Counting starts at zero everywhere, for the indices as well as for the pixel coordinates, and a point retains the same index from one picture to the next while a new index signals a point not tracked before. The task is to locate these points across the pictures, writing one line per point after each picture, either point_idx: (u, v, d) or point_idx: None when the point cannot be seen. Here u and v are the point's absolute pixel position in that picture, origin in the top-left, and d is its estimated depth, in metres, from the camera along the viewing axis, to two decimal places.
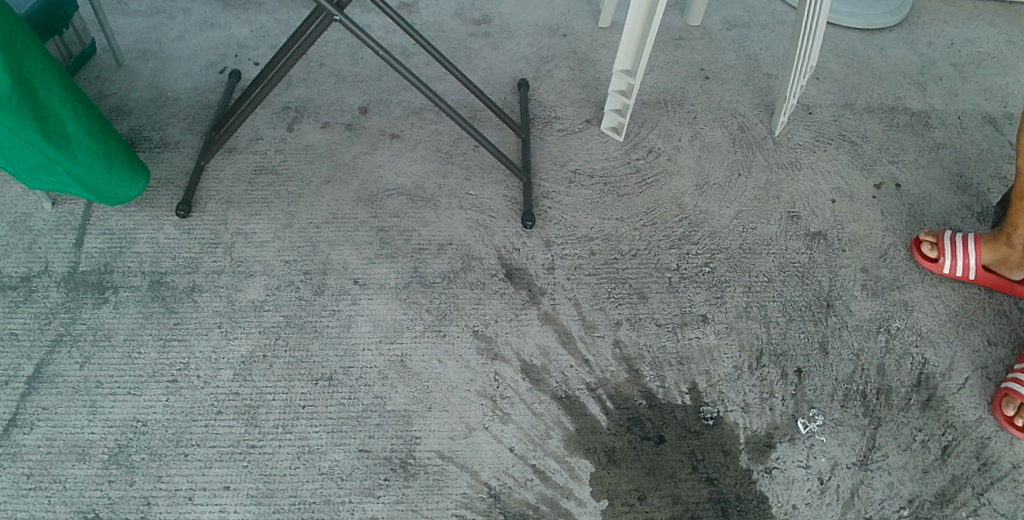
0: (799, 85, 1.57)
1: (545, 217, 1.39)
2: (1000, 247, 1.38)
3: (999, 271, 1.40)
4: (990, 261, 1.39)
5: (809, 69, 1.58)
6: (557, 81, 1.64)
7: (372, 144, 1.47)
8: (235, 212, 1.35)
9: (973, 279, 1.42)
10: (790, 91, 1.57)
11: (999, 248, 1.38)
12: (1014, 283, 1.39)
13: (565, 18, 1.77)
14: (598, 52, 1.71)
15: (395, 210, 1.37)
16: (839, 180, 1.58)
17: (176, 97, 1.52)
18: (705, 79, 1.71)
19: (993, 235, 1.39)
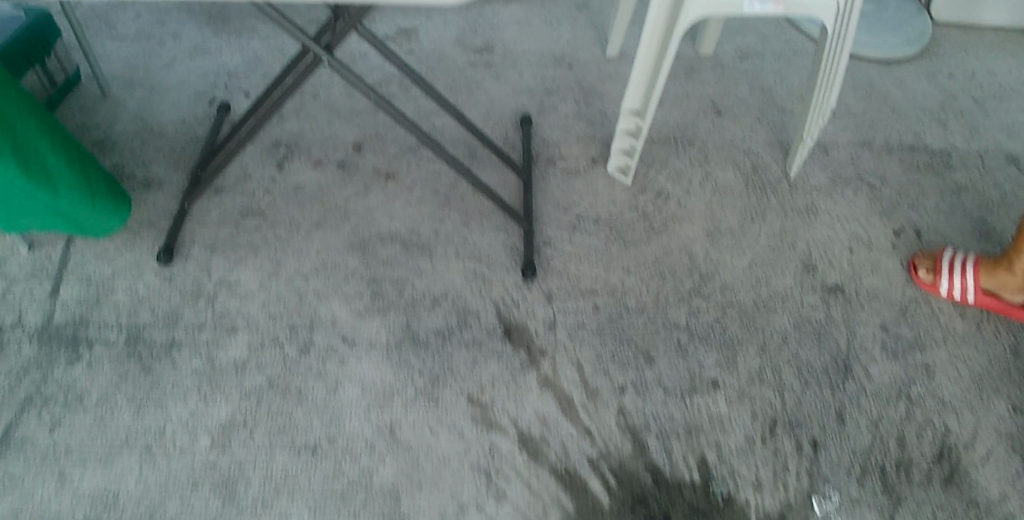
0: (820, 126, 1.47)
1: (546, 267, 1.31)
2: (1000, 272, 1.35)
3: (999, 294, 1.38)
4: (989, 286, 1.37)
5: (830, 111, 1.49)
6: (562, 116, 1.56)
7: (366, 185, 1.39)
8: (220, 259, 1.28)
9: (973, 302, 1.40)
10: (807, 133, 1.49)
11: (999, 273, 1.35)
12: (1014, 306, 1.37)
13: (571, 46, 1.69)
14: (605, 85, 1.63)
15: (388, 259, 1.29)
16: (857, 227, 1.50)
17: (163, 130, 1.45)
18: (718, 114, 1.63)
19: (995, 260, 1.37)
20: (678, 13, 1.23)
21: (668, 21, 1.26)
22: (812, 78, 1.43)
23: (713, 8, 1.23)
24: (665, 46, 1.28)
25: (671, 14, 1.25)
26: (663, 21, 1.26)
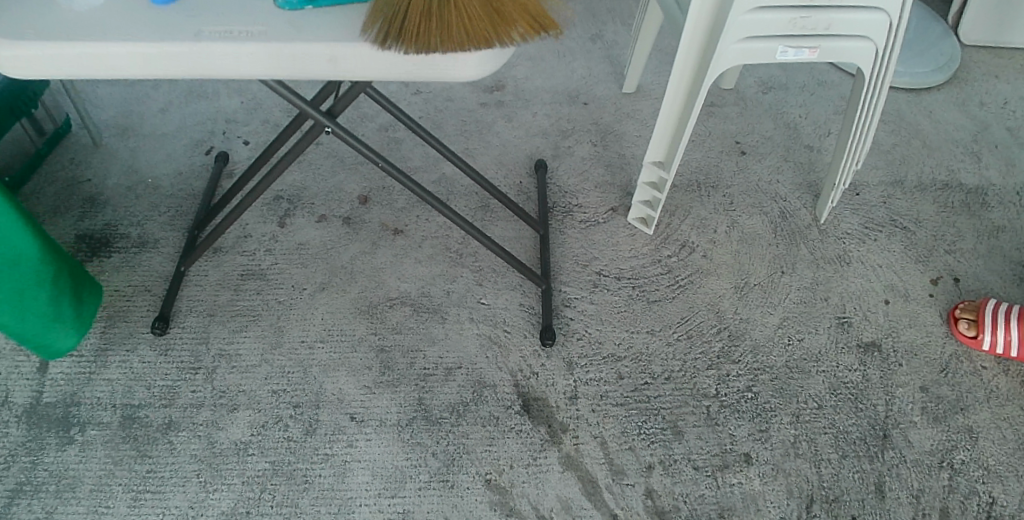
0: (852, 170, 1.40)
1: (566, 331, 1.24)
2: None
3: None
4: None
5: (864, 156, 1.40)
6: (578, 160, 1.48)
7: (373, 242, 1.32)
8: (219, 328, 1.21)
9: (1017, 356, 1.29)
10: (839, 180, 1.40)
11: None
12: None
13: (586, 82, 1.62)
14: (623, 124, 1.56)
15: (398, 325, 1.22)
16: (892, 276, 1.41)
17: (158, 184, 1.38)
18: (741, 154, 1.55)
19: None
20: (711, 55, 1.19)
21: (700, 64, 1.22)
22: (846, 124, 1.35)
23: (747, 53, 1.19)
24: (696, 90, 1.23)
25: (703, 57, 1.21)
26: (694, 63, 1.22)
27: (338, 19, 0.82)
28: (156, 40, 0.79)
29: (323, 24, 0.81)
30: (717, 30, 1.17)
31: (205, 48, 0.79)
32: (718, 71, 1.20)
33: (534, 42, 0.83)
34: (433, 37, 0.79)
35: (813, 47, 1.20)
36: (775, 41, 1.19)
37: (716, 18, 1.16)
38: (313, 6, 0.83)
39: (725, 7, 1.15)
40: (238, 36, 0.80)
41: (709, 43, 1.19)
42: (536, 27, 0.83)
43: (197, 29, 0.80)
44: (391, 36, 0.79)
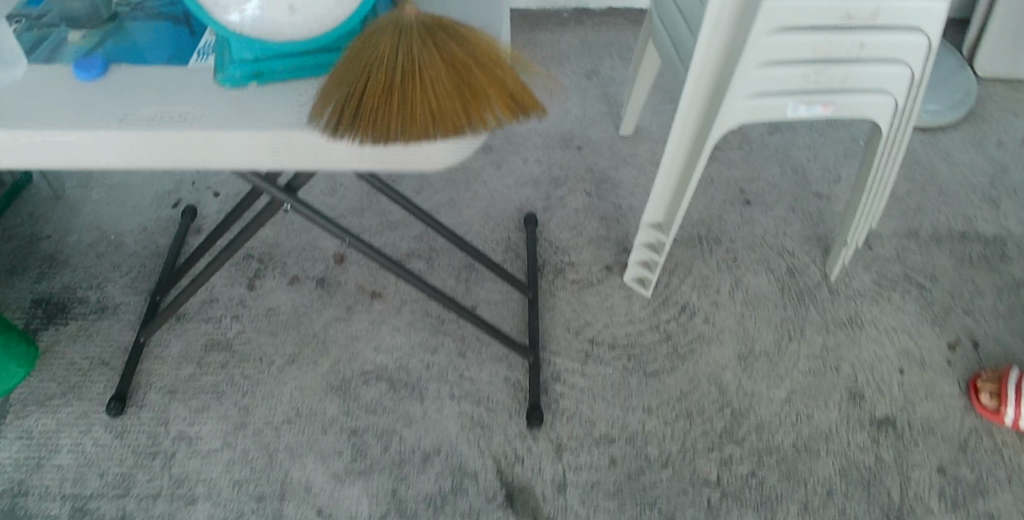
0: (866, 228, 1.30)
1: (554, 409, 1.15)
2: None
3: None
4: None
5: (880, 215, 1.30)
6: (571, 212, 1.39)
7: (348, 306, 1.23)
8: (180, 407, 1.12)
9: None
10: (851, 238, 1.30)
11: None
12: None
13: (581, 124, 1.54)
14: (618, 170, 1.47)
15: (372, 403, 1.13)
16: (906, 341, 1.30)
17: (122, 241, 1.30)
18: (746, 204, 1.45)
19: None
20: (715, 114, 1.07)
21: (703, 122, 1.10)
22: (860, 180, 1.24)
23: (754, 110, 1.07)
24: (700, 150, 1.11)
25: (706, 115, 1.09)
26: (698, 121, 1.10)
27: (285, 99, 0.72)
28: (69, 124, 0.69)
29: (266, 104, 0.71)
30: (721, 87, 1.05)
31: (132, 135, 0.69)
32: (723, 131, 1.09)
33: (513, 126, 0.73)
34: (394, 121, 0.69)
35: (826, 102, 1.08)
36: (785, 96, 1.07)
37: (721, 75, 1.04)
38: (259, 82, 0.74)
39: (731, 63, 1.03)
40: (170, 121, 0.70)
41: (714, 101, 1.07)
42: (514, 108, 0.73)
43: (124, 111, 0.71)
44: (346, 122, 0.69)
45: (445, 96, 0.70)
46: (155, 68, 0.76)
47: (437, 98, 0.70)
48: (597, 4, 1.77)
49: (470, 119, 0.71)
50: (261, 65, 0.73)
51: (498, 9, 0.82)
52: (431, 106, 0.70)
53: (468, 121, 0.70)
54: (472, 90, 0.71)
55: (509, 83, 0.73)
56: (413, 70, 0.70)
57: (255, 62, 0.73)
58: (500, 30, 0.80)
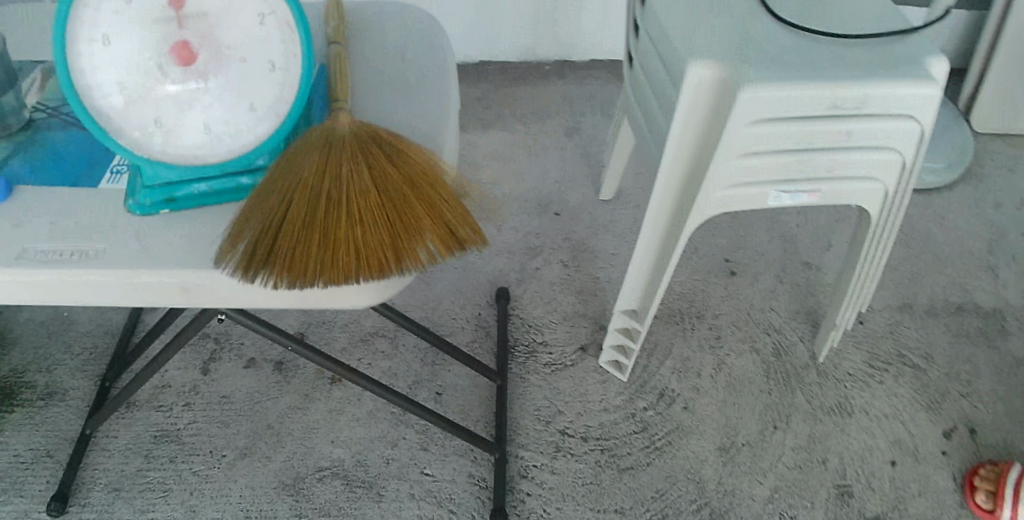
0: (856, 310, 1.22)
1: (520, 511, 1.08)
2: None
3: None
4: None
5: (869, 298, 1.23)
6: (546, 285, 1.33)
7: (306, 394, 1.17)
8: (124, 506, 1.05)
9: None
10: (839, 320, 1.23)
11: None
12: None
13: (559, 188, 1.49)
14: (597, 238, 1.41)
15: (326, 504, 1.06)
16: (898, 429, 1.22)
17: (76, 320, 1.26)
18: (732, 275, 1.39)
19: None
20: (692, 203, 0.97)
21: (678, 209, 1.00)
22: (849, 263, 1.17)
23: (734, 199, 0.97)
24: (676, 239, 1.01)
25: (682, 201, 0.99)
26: (672, 207, 1.00)
27: (197, 229, 0.63)
28: None
29: (176, 237, 0.62)
30: (697, 175, 0.95)
31: (24, 275, 0.60)
32: (699, 221, 0.99)
33: (450, 261, 0.64)
34: (312, 258, 0.60)
35: (814, 189, 0.99)
36: (768, 185, 0.97)
37: (697, 161, 0.95)
38: (171, 209, 0.65)
39: (706, 151, 0.93)
40: (69, 259, 0.60)
41: (690, 188, 0.97)
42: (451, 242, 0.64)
43: (23, 244, 0.62)
44: (257, 259, 0.60)
45: (370, 229, 0.61)
46: (65, 189, 0.67)
47: (363, 233, 0.61)
48: (580, 56, 1.74)
49: (398, 256, 0.62)
50: (174, 188, 0.64)
51: (444, 111, 0.74)
52: (355, 240, 0.61)
53: (397, 258, 0.61)
54: (402, 222, 0.62)
55: (447, 212, 0.65)
56: (339, 198, 0.62)
57: (168, 185, 0.64)
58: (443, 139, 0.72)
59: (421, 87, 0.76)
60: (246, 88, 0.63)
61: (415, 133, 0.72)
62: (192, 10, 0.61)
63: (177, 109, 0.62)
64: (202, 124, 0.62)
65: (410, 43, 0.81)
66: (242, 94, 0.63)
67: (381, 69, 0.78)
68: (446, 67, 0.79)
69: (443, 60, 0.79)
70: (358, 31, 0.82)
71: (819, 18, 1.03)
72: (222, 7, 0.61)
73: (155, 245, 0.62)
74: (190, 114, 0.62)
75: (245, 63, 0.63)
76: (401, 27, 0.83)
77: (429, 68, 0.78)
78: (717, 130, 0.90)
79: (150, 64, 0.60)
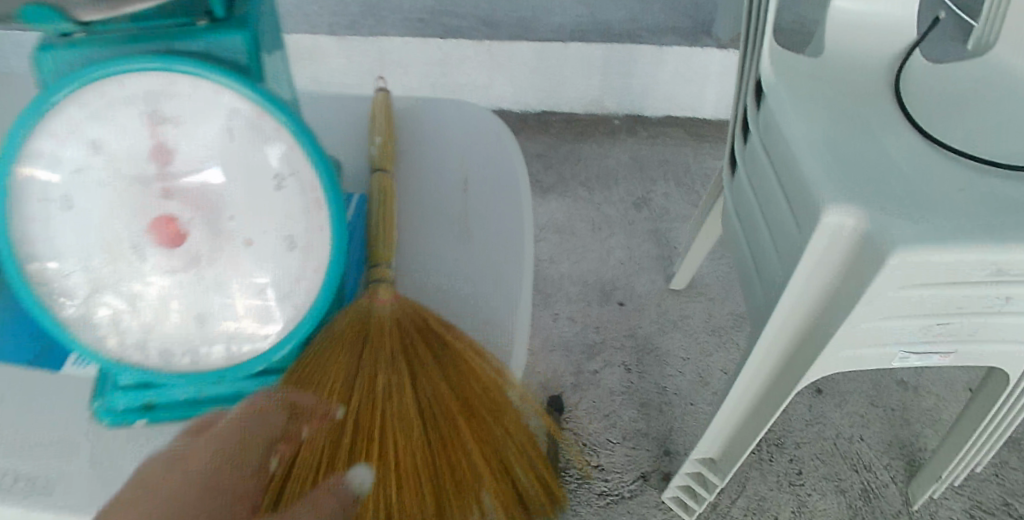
0: (976, 462, 0.99)
1: None
2: None
3: None
4: None
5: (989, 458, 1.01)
6: (606, 394, 1.17)
7: None
8: None
9: None
10: (947, 474, 1.01)
11: None
12: None
13: (625, 272, 1.33)
14: (665, 338, 1.25)
15: None
16: None
17: None
18: (818, 393, 1.19)
19: None
20: (806, 364, 0.76)
21: (786, 366, 0.79)
22: (971, 412, 0.95)
23: (856, 360, 0.77)
24: (778, 398, 0.81)
25: (792, 358, 0.78)
26: (777, 361, 0.79)
27: None
28: None
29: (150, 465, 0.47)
30: (815, 337, 0.75)
31: None
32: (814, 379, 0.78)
33: None
34: None
35: (947, 352, 0.78)
36: (895, 345, 0.76)
37: (815, 319, 0.74)
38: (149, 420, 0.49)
39: (831, 313, 0.72)
40: (11, 490, 0.46)
41: (804, 347, 0.76)
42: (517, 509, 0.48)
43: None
44: None
45: (410, 481, 0.45)
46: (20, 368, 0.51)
47: (399, 487, 0.45)
48: (654, 112, 1.57)
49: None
50: (154, 394, 0.49)
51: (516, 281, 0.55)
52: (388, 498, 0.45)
53: None
54: (452, 471, 0.47)
55: (513, 461, 0.49)
56: (369, 432, 0.47)
57: (148, 386, 0.49)
58: (514, 325, 0.53)
59: (489, 245, 0.57)
60: (251, 274, 0.46)
61: (479, 313, 0.53)
62: (185, 165, 0.44)
63: (160, 295, 0.45)
64: (192, 316, 0.46)
65: (475, 174, 0.63)
66: (246, 283, 0.46)
67: (442, 217, 0.59)
68: (520, 212, 0.60)
69: (516, 200, 0.61)
70: (413, 156, 0.65)
71: (981, 138, 0.82)
72: (224, 162, 0.44)
73: (125, 476, 0.47)
74: (175, 304, 0.45)
75: (252, 247, 0.46)
76: (465, 149, 0.65)
77: (498, 212, 0.60)
78: (850, 293, 0.69)
79: (124, 240, 0.44)
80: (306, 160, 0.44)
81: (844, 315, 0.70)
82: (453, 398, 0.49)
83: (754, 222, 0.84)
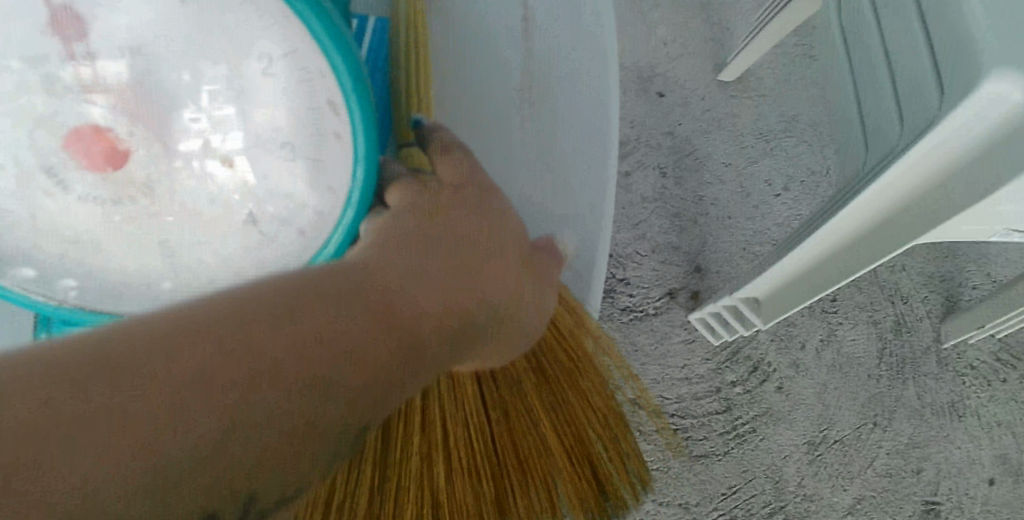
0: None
1: None
2: None
3: None
4: None
5: None
6: (635, 201, 1.06)
7: None
8: None
9: None
10: (990, 325, 0.91)
11: None
12: None
13: (670, 54, 1.12)
14: (707, 139, 1.09)
15: None
16: (1010, 444, 0.96)
17: None
18: None
19: None
20: (857, 265, 0.68)
21: (877, 235, 0.64)
22: None
23: (957, 234, 0.62)
24: (851, 269, 0.69)
25: (867, 236, 0.66)
26: (857, 232, 0.66)
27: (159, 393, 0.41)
28: None
29: None
30: (921, 214, 0.58)
31: None
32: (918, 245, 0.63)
33: (584, 475, 0.58)
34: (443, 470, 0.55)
35: None
36: (1002, 227, 0.62)
37: (875, 233, 0.64)
38: None
39: (933, 210, 0.57)
40: None
41: (887, 233, 0.63)
42: (585, 486, 0.58)
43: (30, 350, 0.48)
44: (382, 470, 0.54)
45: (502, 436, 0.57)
46: None
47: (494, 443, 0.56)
48: None
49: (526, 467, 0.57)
50: None
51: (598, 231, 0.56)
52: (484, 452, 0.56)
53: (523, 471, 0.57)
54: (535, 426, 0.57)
55: (587, 419, 0.58)
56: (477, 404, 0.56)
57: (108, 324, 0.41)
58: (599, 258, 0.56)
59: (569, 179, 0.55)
60: (209, 200, 0.37)
61: (574, 253, 0.54)
62: (116, 57, 0.35)
63: (97, 226, 0.37)
64: (154, 246, 0.38)
65: (547, 65, 0.57)
66: (206, 216, 0.37)
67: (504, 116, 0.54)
68: (606, 126, 0.57)
69: (600, 106, 0.57)
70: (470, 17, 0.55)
71: None
72: (174, 46, 0.35)
73: None
74: (113, 228, 0.37)
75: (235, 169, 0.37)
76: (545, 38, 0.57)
77: (577, 136, 0.56)
78: (967, 191, 0.53)
79: (31, 156, 0.35)
80: (306, 35, 0.34)
81: (964, 208, 0.54)
82: (537, 371, 0.57)
83: (873, 55, 0.65)
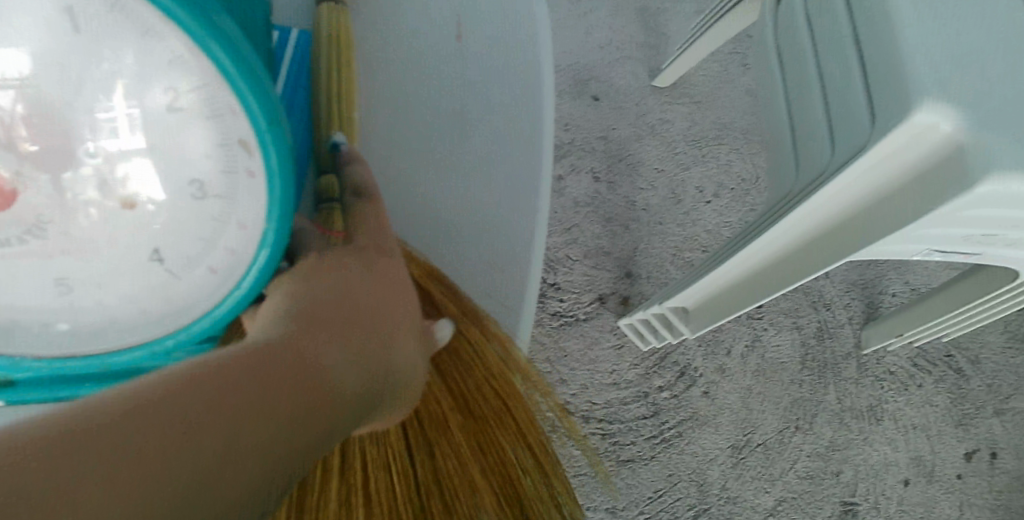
0: (944, 325, 0.92)
1: None
2: None
3: None
4: None
5: (961, 325, 0.93)
6: (569, 206, 1.06)
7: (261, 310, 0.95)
8: None
9: None
10: (908, 334, 0.95)
11: None
12: None
13: (605, 58, 1.12)
14: (640, 144, 1.10)
15: None
16: (922, 445, 1.01)
17: None
18: None
19: None
20: (785, 278, 0.70)
21: (805, 253, 0.66)
22: (958, 290, 0.85)
23: (878, 252, 0.64)
24: (776, 287, 0.71)
25: (796, 252, 0.67)
26: (783, 251, 0.68)
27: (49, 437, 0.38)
28: None
29: None
30: (848, 236, 0.60)
31: None
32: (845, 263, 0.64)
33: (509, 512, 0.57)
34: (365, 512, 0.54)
35: (967, 255, 0.67)
36: (922, 248, 0.64)
37: (802, 250, 0.66)
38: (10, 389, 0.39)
39: (860, 230, 0.58)
40: None
41: (814, 252, 0.64)
42: None
43: None
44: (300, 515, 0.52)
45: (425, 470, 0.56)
46: None
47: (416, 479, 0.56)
48: None
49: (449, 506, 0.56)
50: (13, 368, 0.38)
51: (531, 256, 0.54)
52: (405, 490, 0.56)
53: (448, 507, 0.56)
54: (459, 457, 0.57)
55: (508, 449, 0.59)
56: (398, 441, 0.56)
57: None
58: (528, 284, 0.54)
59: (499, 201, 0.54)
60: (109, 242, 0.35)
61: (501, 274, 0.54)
62: (6, 79, 0.31)
63: None
64: (49, 286, 0.35)
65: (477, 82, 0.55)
66: (105, 257, 0.35)
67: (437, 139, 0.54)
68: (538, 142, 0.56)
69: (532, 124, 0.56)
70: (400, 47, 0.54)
71: None
72: (69, 71, 0.32)
73: None
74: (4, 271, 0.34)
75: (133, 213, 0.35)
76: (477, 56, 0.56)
77: (507, 156, 0.55)
78: (892, 218, 0.55)
79: None
80: (216, 72, 0.32)
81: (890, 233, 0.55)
82: (456, 402, 0.58)
83: (802, 76, 0.66)
